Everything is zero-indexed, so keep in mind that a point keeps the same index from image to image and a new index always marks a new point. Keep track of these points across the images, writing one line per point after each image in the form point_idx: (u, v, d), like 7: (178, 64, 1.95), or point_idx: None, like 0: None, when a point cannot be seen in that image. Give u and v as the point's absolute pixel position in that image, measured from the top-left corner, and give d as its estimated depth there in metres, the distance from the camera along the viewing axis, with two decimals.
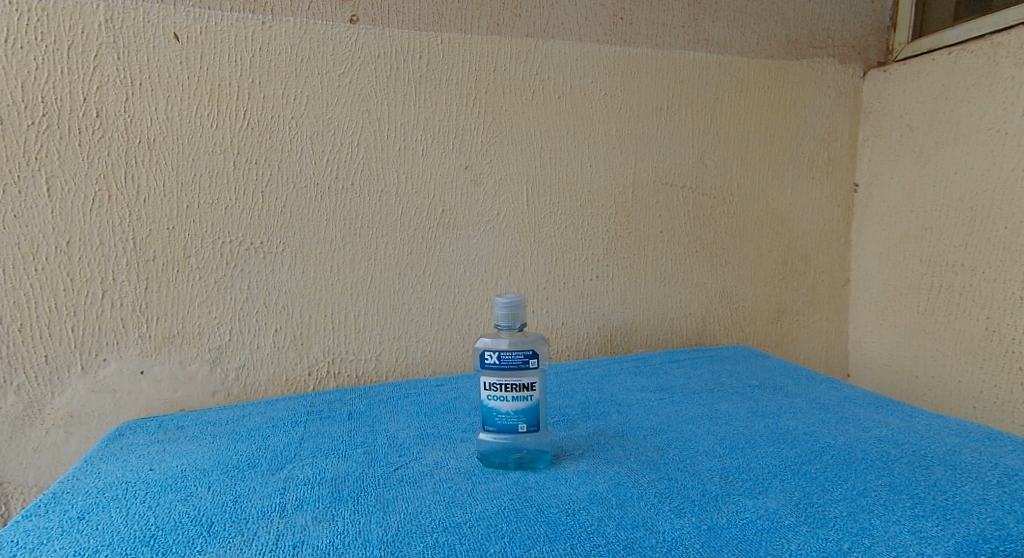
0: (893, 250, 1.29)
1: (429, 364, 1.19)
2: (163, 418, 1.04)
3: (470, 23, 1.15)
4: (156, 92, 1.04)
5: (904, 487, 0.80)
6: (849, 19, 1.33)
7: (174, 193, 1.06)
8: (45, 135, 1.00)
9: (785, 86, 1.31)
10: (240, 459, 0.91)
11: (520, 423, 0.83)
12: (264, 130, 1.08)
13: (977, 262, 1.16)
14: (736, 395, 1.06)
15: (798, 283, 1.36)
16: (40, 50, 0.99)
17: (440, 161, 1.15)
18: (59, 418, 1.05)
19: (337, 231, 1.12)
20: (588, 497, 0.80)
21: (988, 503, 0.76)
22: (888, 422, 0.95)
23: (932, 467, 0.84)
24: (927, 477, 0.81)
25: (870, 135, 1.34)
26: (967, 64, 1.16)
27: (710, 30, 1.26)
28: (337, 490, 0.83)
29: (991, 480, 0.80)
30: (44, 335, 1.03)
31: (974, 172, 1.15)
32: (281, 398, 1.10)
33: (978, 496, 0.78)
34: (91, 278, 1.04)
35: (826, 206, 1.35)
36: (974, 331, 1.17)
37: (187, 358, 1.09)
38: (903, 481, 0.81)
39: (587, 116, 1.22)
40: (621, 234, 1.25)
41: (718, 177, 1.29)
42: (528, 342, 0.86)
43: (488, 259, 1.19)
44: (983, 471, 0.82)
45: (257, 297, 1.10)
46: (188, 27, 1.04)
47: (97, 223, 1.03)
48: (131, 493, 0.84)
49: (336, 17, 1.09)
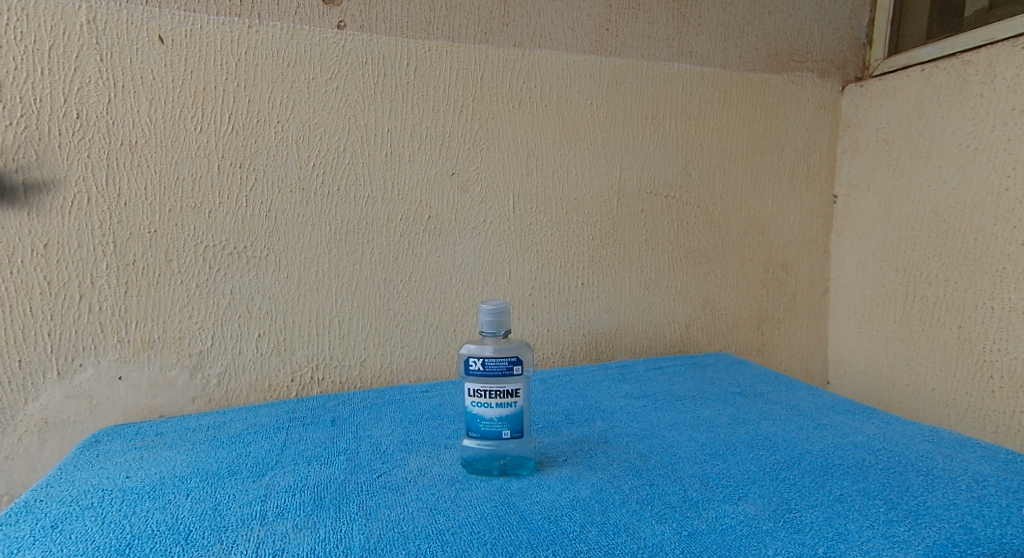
0: (870, 260, 1.32)
1: (414, 370, 1.19)
2: (141, 425, 1.03)
3: (457, 31, 1.15)
4: (140, 95, 1.03)
5: (879, 492, 0.81)
6: (827, 36, 1.36)
7: (156, 196, 1.05)
8: (25, 136, 0.99)
9: (765, 98, 1.33)
10: (219, 466, 0.90)
11: (504, 429, 0.84)
12: (249, 134, 1.07)
13: (949, 273, 1.18)
14: (718, 402, 1.07)
15: (778, 292, 1.38)
16: (21, 50, 0.98)
17: (426, 167, 1.16)
18: (34, 424, 1.03)
19: (322, 236, 1.12)
20: (570, 503, 0.80)
21: (959, 508, 0.78)
22: (865, 429, 0.97)
23: (906, 473, 0.85)
24: (901, 483, 0.83)
25: (848, 148, 1.36)
26: (940, 81, 1.19)
27: (693, 43, 1.28)
28: (319, 497, 0.82)
29: (962, 485, 0.82)
30: (19, 339, 1.01)
31: (946, 185, 1.18)
32: (263, 404, 1.09)
33: (949, 501, 0.79)
34: (69, 281, 1.02)
35: (806, 217, 1.38)
36: (946, 340, 1.19)
37: (167, 364, 1.07)
38: (878, 486, 0.82)
39: (574, 125, 1.23)
40: (605, 241, 1.26)
41: (700, 187, 1.31)
42: (513, 348, 0.86)
43: (473, 265, 1.19)
44: (954, 476, 0.84)
45: (239, 302, 1.09)
46: (173, 30, 1.03)
47: (76, 226, 1.02)
48: (107, 501, 0.82)
49: (324, 23, 1.09)
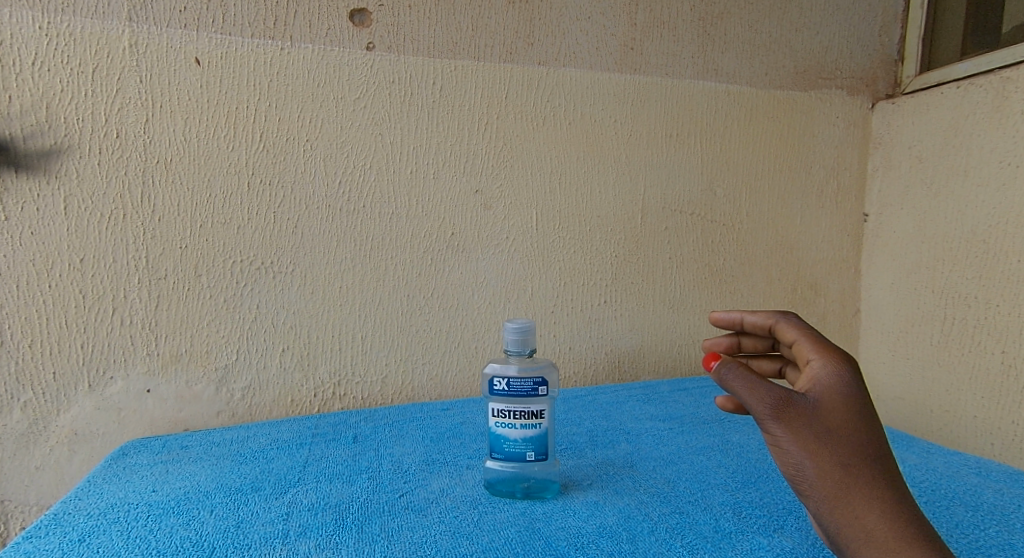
0: (904, 281, 1.29)
1: (435, 387, 1.19)
2: (167, 438, 1.04)
3: (483, 51, 1.16)
4: (176, 114, 1.05)
5: None
6: (857, 53, 1.34)
7: (187, 212, 1.06)
8: (66, 155, 1.01)
9: (794, 116, 1.32)
10: (242, 482, 0.90)
11: (528, 451, 0.83)
12: (278, 152, 1.09)
13: (991, 296, 1.15)
14: (747, 426, 1.05)
15: (807, 312, 1.35)
16: (66, 73, 1.00)
17: (451, 185, 1.16)
18: (64, 435, 1.04)
19: (346, 251, 1.12)
20: (597, 530, 0.79)
21: (1014, 548, 0.75)
22: (905, 459, 0.94)
23: (954, 508, 0.82)
24: (949, 519, 0.80)
25: (879, 166, 1.34)
26: (977, 98, 1.16)
27: (719, 61, 1.27)
28: (342, 517, 0.82)
29: (1016, 524, 0.79)
30: (54, 352, 1.03)
31: (987, 205, 1.15)
32: (286, 419, 1.10)
33: (1004, 541, 0.76)
34: (103, 295, 1.04)
35: (836, 236, 1.35)
36: (990, 366, 1.16)
37: (193, 378, 1.09)
38: None
39: (597, 143, 1.22)
40: (629, 259, 1.25)
41: (727, 205, 1.29)
42: (538, 369, 0.86)
43: (496, 282, 1.19)
44: (1007, 513, 0.81)
45: (265, 318, 1.10)
46: (210, 52, 1.05)
47: (111, 242, 1.04)
48: (133, 516, 0.83)
49: (354, 44, 1.10)
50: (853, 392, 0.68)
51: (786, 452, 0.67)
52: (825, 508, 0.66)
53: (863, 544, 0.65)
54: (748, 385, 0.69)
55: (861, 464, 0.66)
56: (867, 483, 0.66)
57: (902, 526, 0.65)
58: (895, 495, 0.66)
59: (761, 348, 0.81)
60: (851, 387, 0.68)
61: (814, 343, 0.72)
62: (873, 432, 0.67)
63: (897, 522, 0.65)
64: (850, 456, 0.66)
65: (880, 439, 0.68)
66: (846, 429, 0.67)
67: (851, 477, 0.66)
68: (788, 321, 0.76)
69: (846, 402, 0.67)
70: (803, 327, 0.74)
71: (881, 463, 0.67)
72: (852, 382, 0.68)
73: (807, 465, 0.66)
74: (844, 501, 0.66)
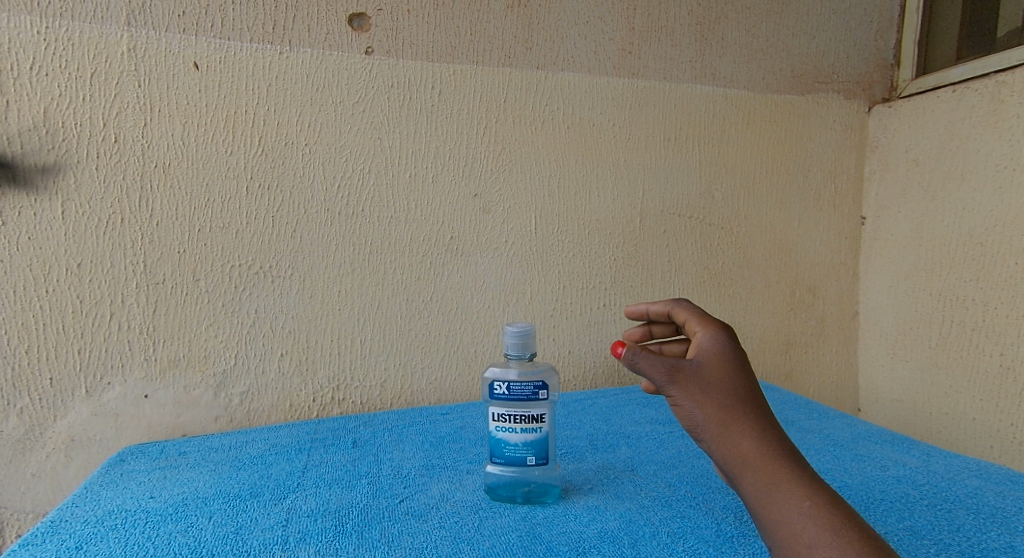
0: (901, 284, 1.29)
1: (434, 392, 1.18)
2: (164, 444, 1.03)
3: (482, 55, 1.16)
4: (175, 119, 1.04)
5: (927, 532, 0.79)
6: (853, 57, 1.35)
7: (185, 217, 1.06)
8: (64, 160, 1.01)
9: (791, 119, 1.32)
10: (241, 488, 0.89)
11: (529, 455, 0.82)
12: (277, 156, 1.08)
13: (989, 298, 1.15)
14: None
15: (806, 315, 1.35)
16: (65, 77, 1.00)
17: (450, 189, 1.16)
18: (61, 441, 1.04)
19: (345, 256, 1.12)
20: (598, 535, 0.79)
21: (1017, 551, 0.75)
22: (906, 462, 0.94)
23: (956, 511, 0.82)
24: (951, 522, 0.80)
25: (876, 169, 1.35)
26: (973, 102, 1.17)
27: (717, 65, 1.28)
28: (341, 523, 0.82)
29: (1018, 526, 0.79)
30: (51, 358, 1.02)
31: (984, 208, 1.15)
32: (284, 424, 1.09)
33: (1006, 544, 0.76)
34: (101, 300, 1.04)
35: (834, 239, 1.36)
36: (988, 368, 1.16)
37: (191, 383, 1.08)
38: (925, 524, 0.80)
39: (595, 146, 1.22)
40: (628, 262, 1.25)
41: (725, 209, 1.30)
42: (538, 373, 0.85)
43: (495, 286, 1.19)
44: (1009, 516, 0.81)
45: (263, 322, 1.10)
46: (209, 56, 1.05)
47: (108, 246, 1.03)
48: (130, 522, 0.82)
49: (353, 48, 1.10)
50: (726, 349, 0.77)
51: (682, 410, 0.74)
52: (715, 447, 0.73)
53: (745, 471, 0.71)
54: (648, 359, 0.76)
55: (738, 404, 0.74)
56: (743, 417, 0.73)
57: (775, 450, 0.72)
58: (770, 428, 0.73)
59: (667, 339, 0.86)
60: (724, 345, 0.77)
61: (698, 318, 0.80)
62: (747, 380, 0.76)
63: (771, 447, 0.72)
64: (727, 398, 0.74)
65: (755, 386, 0.76)
66: (725, 378, 0.75)
67: (731, 414, 0.73)
68: (678, 303, 0.84)
69: (723, 358, 0.76)
70: (692, 306, 0.83)
71: (755, 404, 0.74)
72: (725, 341, 0.77)
73: (698, 413, 0.74)
74: (726, 436, 0.73)
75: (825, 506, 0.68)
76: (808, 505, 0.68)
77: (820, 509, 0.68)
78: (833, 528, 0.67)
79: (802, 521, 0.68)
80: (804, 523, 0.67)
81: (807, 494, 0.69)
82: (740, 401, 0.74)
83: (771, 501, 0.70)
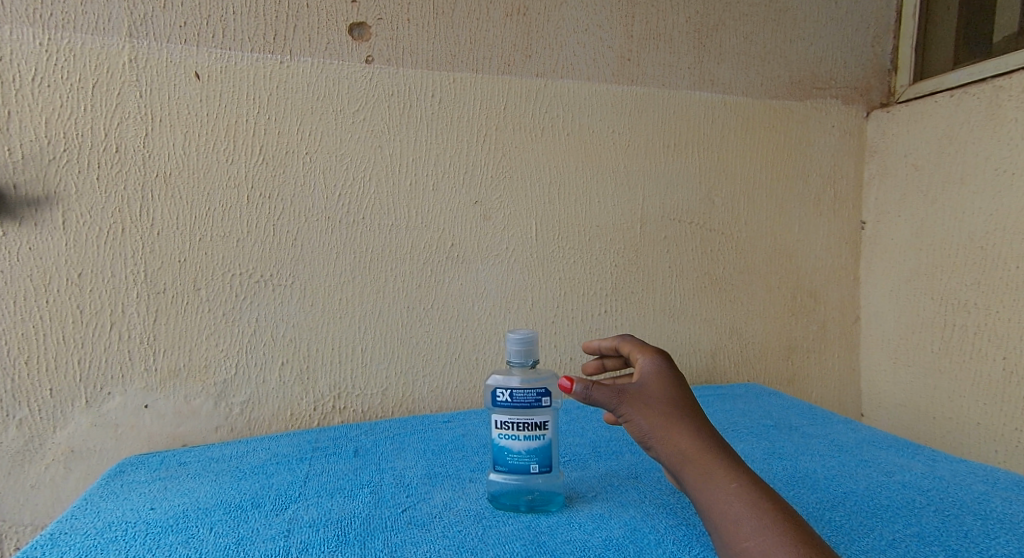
0: (902, 288, 1.29)
1: (436, 399, 1.18)
2: (165, 455, 1.03)
3: (482, 63, 1.16)
4: (176, 128, 1.04)
5: (935, 538, 0.78)
6: (851, 63, 1.35)
7: (186, 226, 1.05)
8: (65, 170, 1.01)
9: (790, 125, 1.33)
10: (242, 498, 0.89)
11: (532, 463, 0.82)
12: (278, 164, 1.08)
13: (990, 302, 1.16)
14: (751, 435, 1.05)
15: (807, 320, 1.35)
16: (66, 88, 1.00)
17: (451, 196, 1.16)
18: (60, 452, 1.03)
19: (346, 263, 1.12)
20: (603, 543, 0.78)
21: None
22: (911, 467, 0.94)
23: (963, 516, 0.82)
24: (958, 528, 0.80)
25: (875, 174, 1.35)
26: (971, 106, 1.18)
27: (715, 71, 1.28)
28: (344, 533, 0.81)
29: None
30: (51, 369, 1.02)
31: (984, 212, 1.16)
32: (285, 434, 1.09)
33: (1015, 549, 0.76)
34: (101, 310, 1.03)
35: (834, 243, 1.36)
36: (991, 372, 1.16)
37: (192, 393, 1.07)
38: (933, 530, 0.80)
39: (595, 153, 1.22)
40: (629, 268, 1.25)
41: (725, 214, 1.30)
42: (541, 380, 0.85)
43: (497, 293, 1.19)
44: (1016, 522, 0.81)
45: (264, 331, 1.10)
46: (209, 66, 1.05)
47: (109, 256, 1.03)
48: (130, 534, 0.81)
49: (353, 57, 1.10)
50: (662, 366, 0.82)
51: (629, 424, 0.79)
52: (660, 451, 0.78)
53: (685, 467, 0.76)
54: (596, 386, 0.79)
55: (677, 409, 0.79)
56: (682, 420, 0.78)
57: (709, 444, 0.77)
58: (706, 429, 0.78)
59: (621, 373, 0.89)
60: (661, 362, 0.82)
61: (637, 344, 0.85)
62: (684, 389, 0.81)
63: (706, 442, 0.77)
64: (668, 406, 0.79)
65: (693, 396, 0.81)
66: (664, 390, 0.80)
67: (669, 419, 0.78)
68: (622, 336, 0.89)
69: (661, 375, 0.81)
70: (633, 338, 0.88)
71: (693, 409, 0.79)
72: (662, 359, 0.83)
73: (643, 424, 0.78)
74: (667, 437, 0.77)
75: (750, 488, 0.74)
76: (735, 487, 0.74)
77: (747, 491, 0.73)
78: (758, 508, 0.72)
79: (731, 501, 0.73)
80: (733, 505, 0.73)
81: (734, 477, 0.74)
82: (680, 407, 0.79)
83: (707, 489, 0.75)
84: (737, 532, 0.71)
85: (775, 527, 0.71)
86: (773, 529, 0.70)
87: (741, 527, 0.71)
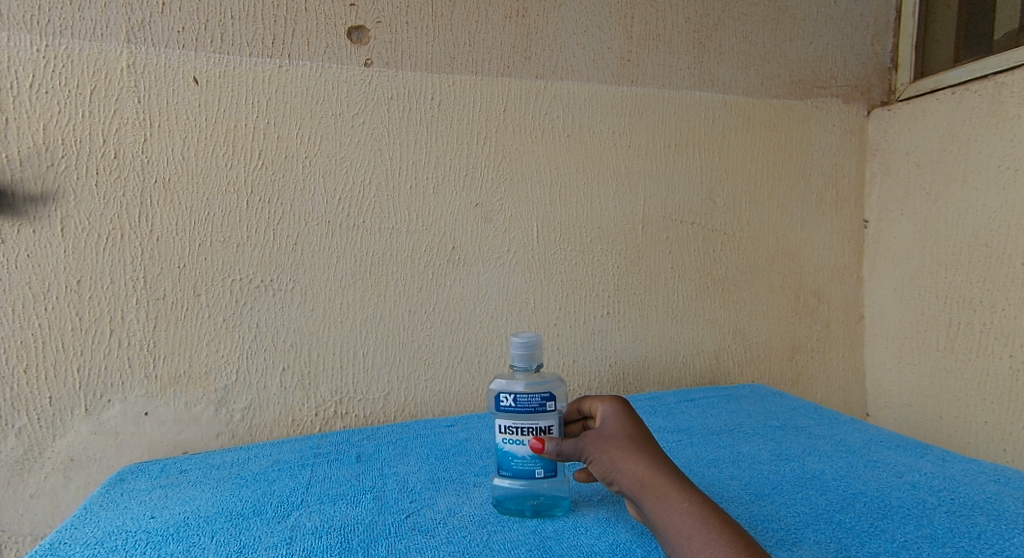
0: (906, 287, 1.29)
1: (438, 404, 1.17)
2: (166, 462, 1.02)
3: (481, 65, 1.16)
4: (174, 133, 1.03)
5: (947, 539, 0.78)
6: (851, 61, 1.35)
7: (186, 231, 1.05)
8: (63, 176, 1.00)
9: (791, 124, 1.32)
10: (244, 505, 0.88)
11: (537, 467, 0.81)
12: (277, 168, 1.07)
13: (995, 299, 1.15)
14: (757, 436, 1.04)
15: (810, 319, 1.34)
16: (64, 94, 0.99)
17: (451, 199, 1.15)
18: (60, 461, 1.02)
19: (347, 267, 1.11)
20: (610, 548, 0.78)
21: None
22: (920, 467, 0.93)
23: (975, 517, 0.81)
24: (970, 528, 0.79)
25: (877, 172, 1.34)
26: (972, 103, 1.17)
27: (715, 71, 1.27)
28: (346, 540, 0.80)
29: None
30: (50, 377, 1.01)
31: (987, 209, 1.15)
32: (287, 440, 1.08)
33: None
34: (100, 317, 1.02)
35: (836, 243, 1.35)
36: (998, 370, 1.15)
37: (192, 400, 1.07)
38: (945, 532, 0.79)
39: (596, 154, 1.22)
40: (631, 270, 1.24)
41: (727, 214, 1.29)
42: (545, 384, 0.84)
43: (498, 296, 1.18)
44: None
45: (265, 336, 1.09)
46: (208, 71, 1.04)
47: (108, 263, 1.02)
48: (131, 544, 0.80)
49: (352, 60, 1.10)
50: (619, 409, 0.83)
51: (591, 462, 0.79)
52: (619, 481, 0.77)
53: (643, 493, 0.76)
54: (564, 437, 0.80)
55: (633, 441, 0.79)
56: (638, 449, 0.78)
57: (664, 470, 0.76)
58: (662, 456, 0.78)
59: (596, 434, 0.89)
60: (618, 403, 0.84)
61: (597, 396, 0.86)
62: (643, 425, 0.82)
63: (662, 467, 0.77)
64: (625, 439, 0.79)
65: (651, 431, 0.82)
66: (621, 426, 0.81)
67: (626, 449, 0.78)
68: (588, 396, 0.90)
69: (617, 416, 0.82)
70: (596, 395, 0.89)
71: (650, 441, 0.80)
72: (619, 402, 0.84)
73: (603, 458, 0.79)
74: (625, 465, 0.77)
75: (703, 507, 0.73)
76: (687, 507, 0.73)
77: (700, 509, 0.73)
78: (708, 524, 0.71)
79: (683, 520, 0.72)
80: (686, 523, 0.72)
81: (686, 497, 0.74)
82: (637, 440, 0.79)
83: (662, 511, 0.74)
84: (691, 549, 0.71)
85: (726, 541, 0.70)
86: (723, 544, 0.70)
87: (693, 543, 0.71)
